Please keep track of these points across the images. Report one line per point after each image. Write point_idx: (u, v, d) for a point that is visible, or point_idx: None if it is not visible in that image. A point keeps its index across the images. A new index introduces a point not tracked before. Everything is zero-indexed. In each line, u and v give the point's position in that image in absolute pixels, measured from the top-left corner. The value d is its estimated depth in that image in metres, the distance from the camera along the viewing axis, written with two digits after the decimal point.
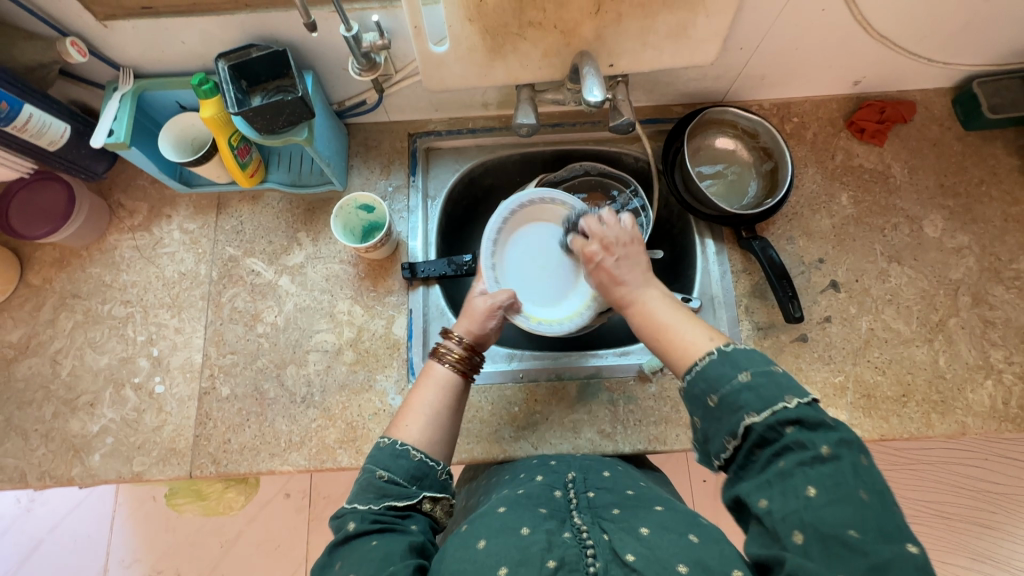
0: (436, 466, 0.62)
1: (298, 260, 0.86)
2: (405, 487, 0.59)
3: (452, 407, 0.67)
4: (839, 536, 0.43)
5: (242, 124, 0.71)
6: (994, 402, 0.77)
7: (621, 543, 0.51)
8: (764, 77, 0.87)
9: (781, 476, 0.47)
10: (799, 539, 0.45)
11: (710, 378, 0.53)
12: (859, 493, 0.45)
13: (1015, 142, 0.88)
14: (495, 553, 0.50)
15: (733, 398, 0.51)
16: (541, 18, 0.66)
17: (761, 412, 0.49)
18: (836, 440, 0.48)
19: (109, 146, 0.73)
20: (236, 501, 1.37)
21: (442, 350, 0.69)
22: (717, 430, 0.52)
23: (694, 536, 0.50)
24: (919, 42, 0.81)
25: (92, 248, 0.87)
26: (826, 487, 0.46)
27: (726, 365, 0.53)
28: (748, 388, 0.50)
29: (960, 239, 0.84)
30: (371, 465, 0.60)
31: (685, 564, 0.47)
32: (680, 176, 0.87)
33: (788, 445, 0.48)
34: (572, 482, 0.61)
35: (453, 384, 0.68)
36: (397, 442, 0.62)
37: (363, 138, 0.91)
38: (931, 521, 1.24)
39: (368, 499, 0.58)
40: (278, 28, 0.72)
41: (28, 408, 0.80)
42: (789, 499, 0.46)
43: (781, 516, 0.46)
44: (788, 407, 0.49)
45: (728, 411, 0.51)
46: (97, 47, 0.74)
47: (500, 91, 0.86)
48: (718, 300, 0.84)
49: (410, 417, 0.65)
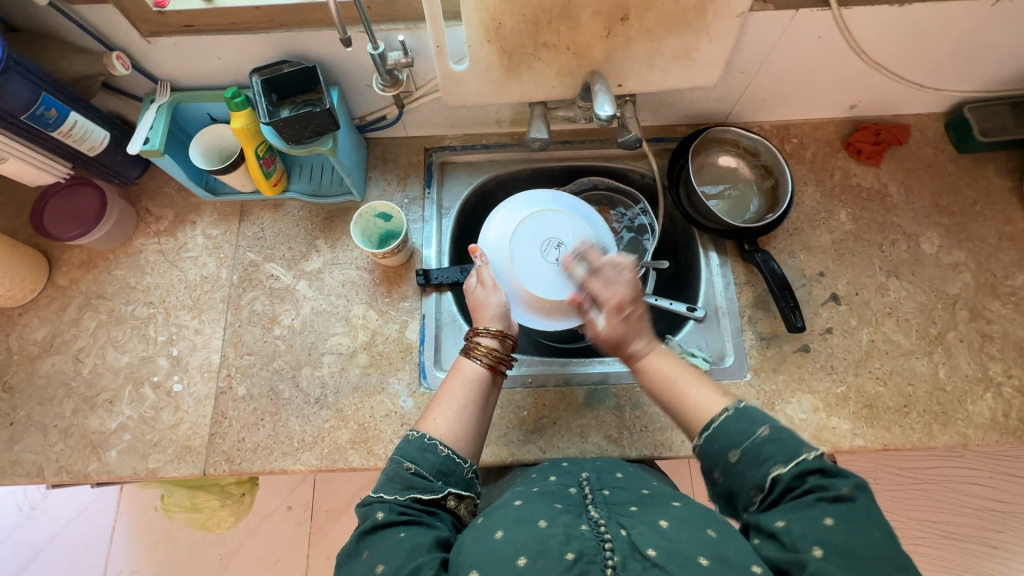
0: (463, 463, 0.64)
1: (316, 265, 0.89)
2: (431, 481, 0.61)
3: (481, 403, 0.69)
4: (856, 555, 0.48)
5: (272, 134, 0.76)
6: (994, 414, 0.78)
7: (642, 537, 0.51)
8: (765, 100, 0.92)
9: (801, 508, 0.51)
10: (817, 553, 0.48)
11: (731, 434, 0.57)
12: (874, 531, 0.49)
13: (1006, 165, 0.92)
14: (515, 544, 0.51)
15: (755, 451, 0.55)
16: (555, 40, 0.71)
17: (786, 464, 0.53)
18: (856, 483, 0.52)
19: (144, 152, 0.77)
20: (227, 519, 1.17)
21: (472, 345, 0.73)
22: (742, 485, 0.56)
23: (711, 530, 0.52)
24: (910, 69, 0.86)
25: (119, 250, 0.90)
26: (842, 519, 0.50)
27: (745, 422, 0.57)
28: (769, 441, 0.55)
29: (956, 255, 0.87)
30: (399, 457, 0.63)
31: (707, 557, 0.48)
32: (684, 192, 0.91)
33: (810, 488, 0.52)
34: (587, 480, 0.63)
35: (481, 379, 0.71)
36: (425, 436, 0.64)
37: (382, 152, 0.96)
38: (936, 542, 1.23)
39: (395, 490, 0.60)
40: (309, 46, 0.77)
41: (49, 404, 0.82)
42: (808, 523, 0.50)
43: (800, 533, 0.50)
44: (810, 459, 0.53)
45: (752, 465, 0.55)
46: (139, 61, 0.79)
47: (513, 108, 0.91)
48: (722, 310, 0.87)
49: (440, 412, 0.67)
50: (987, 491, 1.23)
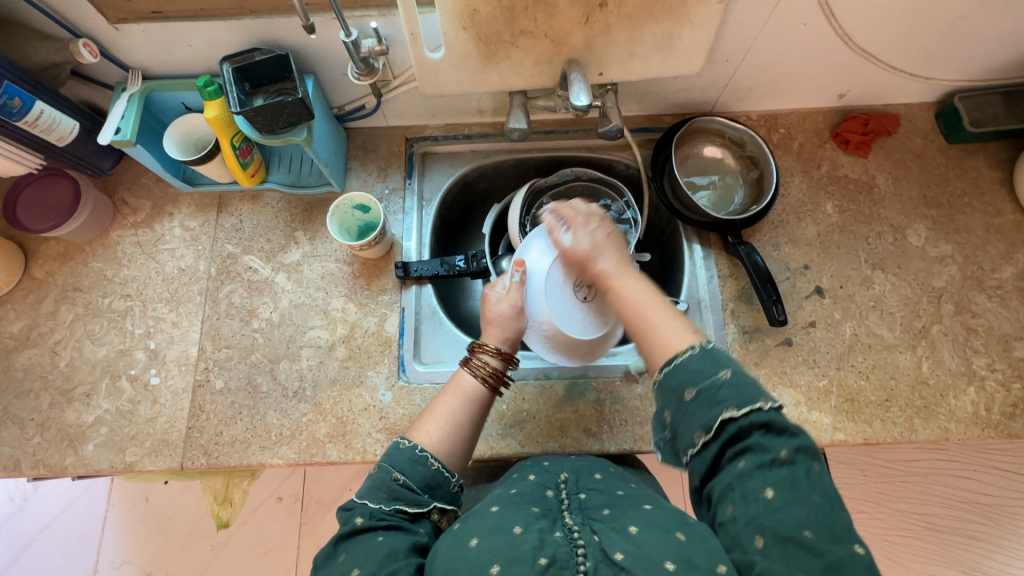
0: (451, 478, 0.64)
1: (294, 258, 0.88)
2: (418, 494, 0.61)
3: (473, 419, 0.69)
4: (795, 538, 0.47)
5: (244, 124, 0.74)
6: (977, 408, 0.77)
7: (611, 542, 0.51)
8: (751, 89, 0.90)
9: (742, 478, 0.51)
10: (759, 544, 0.48)
11: (689, 372, 0.55)
12: (813, 497, 0.49)
13: (996, 155, 0.90)
14: (488, 550, 0.50)
15: (711, 392, 0.53)
16: (532, 27, 0.69)
17: (738, 409, 0.52)
18: (797, 446, 0.51)
19: (115, 143, 0.76)
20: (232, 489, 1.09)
21: (475, 360, 0.71)
22: (690, 425, 0.54)
23: (681, 533, 0.51)
24: (899, 57, 0.84)
25: (95, 242, 0.89)
26: (783, 489, 0.49)
27: (704, 363, 0.55)
28: (726, 383, 0.53)
29: (942, 248, 0.86)
30: (388, 465, 0.62)
31: (673, 562, 0.47)
32: (668, 183, 0.89)
33: (751, 446, 0.52)
34: (563, 483, 0.62)
35: (476, 397, 0.70)
36: (417, 447, 0.64)
37: (362, 142, 0.94)
38: (921, 534, 1.25)
39: (379, 498, 0.59)
40: (282, 34, 0.75)
41: (26, 397, 0.82)
42: (749, 502, 0.50)
43: (743, 521, 0.50)
44: (762, 410, 0.52)
45: (705, 406, 0.53)
46: (108, 49, 0.77)
47: (495, 97, 0.90)
48: (705, 303, 0.86)
49: (431, 425, 0.67)
50: (971, 483, 1.23)
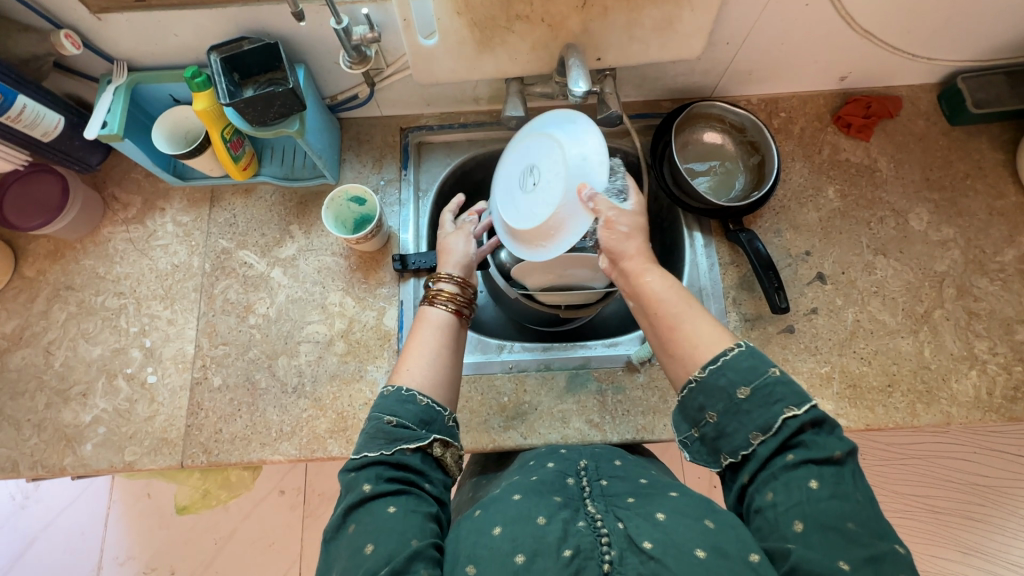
0: (444, 411, 0.62)
1: (290, 252, 0.86)
2: (415, 430, 0.60)
3: (452, 347, 0.68)
4: (840, 528, 0.47)
5: (234, 115, 0.72)
6: (979, 392, 0.77)
7: (638, 530, 0.50)
8: (752, 73, 0.89)
9: (790, 472, 0.51)
10: (799, 528, 0.48)
11: (741, 370, 0.54)
12: (858, 497, 0.49)
13: (999, 137, 0.89)
14: (513, 540, 0.50)
15: (765, 390, 0.53)
16: (528, 11, 0.67)
17: (795, 405, 0.52)
18: (848, 449, 0.51)
19: (102, 138, 0.75)
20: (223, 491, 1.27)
21: (435, 292, 0.71)
22: (743, 422, 0.53)
23: (709, 521, 0.50)
24: (902, 38, 0.82)
25: (86, 240, 0.88)
26: (831, 486, 0.49)
27: (757, 361, 0.54)
28: (780, 382, 0.53)
29: (945, 232, 0.85)
30: (378, 413, 0.61)
31: (703, 549, 0.47)
32: (668, 169, 0.88)
33: (804, 443, 0.51)
34: (584, 470, 0.61)
35: (449, 323, 0.69)
36: (402, 389, 0.62)
37: (356, 133, 0.92)
38: (920, 516, 1.26)
39: (378, 446, 0.58)
40: (270, 22, 0.73)
41: (21, 398, 0.81)
42: (793, 492, 0.50)
43: (784, 507, 0.49)
44: (816, 406, 0.53)
45: (760, 405, 0.53)
46: (92, 40, 0.75)
47: (491, 85, 0.88)
48: (706, 292, 0.85)
49: (412, 361, 0.65)
50: (967, 465, 1.24)
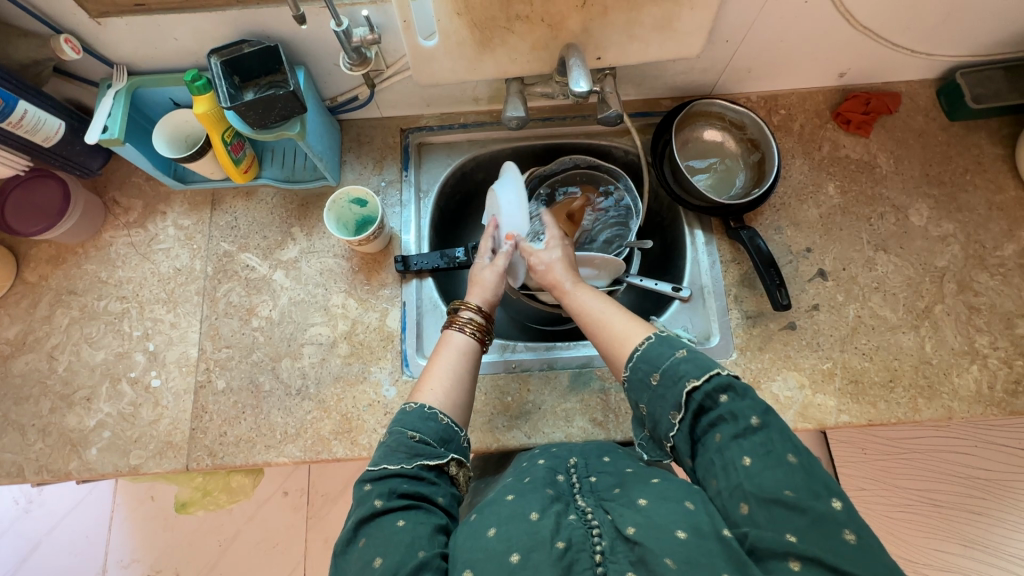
0: (461, 432, 0.63)
1: (292, 254, 0.87)
2: (435, 448, 0.60)
3: (472, 373, 0.68)
4: (779, 499, 0.47)
5: (236, 119, 0.72)
6: (980, 386, 0.78)
7: (622, 518, 0.51)
8: (751, 70, 0.89)
9: (721, 450, 0.51)
10: (745, 510, 0.48)
11: (650, 359, 0.57)
12: (787, 459, 0.49)
13: (998, 131, 0.89)
14: (506, 539, 0.50)
15: (672, 371, 0.55)
16: (528, 11, 0.67)
17: (699, 377, 0.53)
18: (764, 410, 0.52)
19: (103, 142, 0.74)
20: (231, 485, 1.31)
21: (461, 319, 0.71)
22: (663, 408, 0.55)
23: (689, 502, 0.50)
24: (901, 34, 0.83)
25: (88, 244, 0.88)
26: (760, 455, 0.50)
27: (663, 347, 0.57)
28: (685, 359, 0.55)
29: (944, 227, 0.85)
30: (400, 427, 0.61)
31: (684, 530, 0.48)
32: (668, 167, 0.88)
33: (723, 415, 0.52)
34: (574, 467, 0.62)
35: (472, 348, 0.70)
36: (425, 407, 0.62)
37: (357, 134, 0.92)
38: (922, 510, 1.27)
39: (398, 460, 0.58)
40: (270, 25, 0.73)
41: (26, 403, 0.81)
42: (729, 473, 0.50)
43: (728, 492, 0.50)
44: (722, 373, 0.54)
45: (670, 384, 0.55)
46: (91, 44, 0.75)
47: (491, 85, 0.88)
48: (707, 290, 0.85)
49: (434, 381, 0.65)
50: (969, 458, 1.24)
